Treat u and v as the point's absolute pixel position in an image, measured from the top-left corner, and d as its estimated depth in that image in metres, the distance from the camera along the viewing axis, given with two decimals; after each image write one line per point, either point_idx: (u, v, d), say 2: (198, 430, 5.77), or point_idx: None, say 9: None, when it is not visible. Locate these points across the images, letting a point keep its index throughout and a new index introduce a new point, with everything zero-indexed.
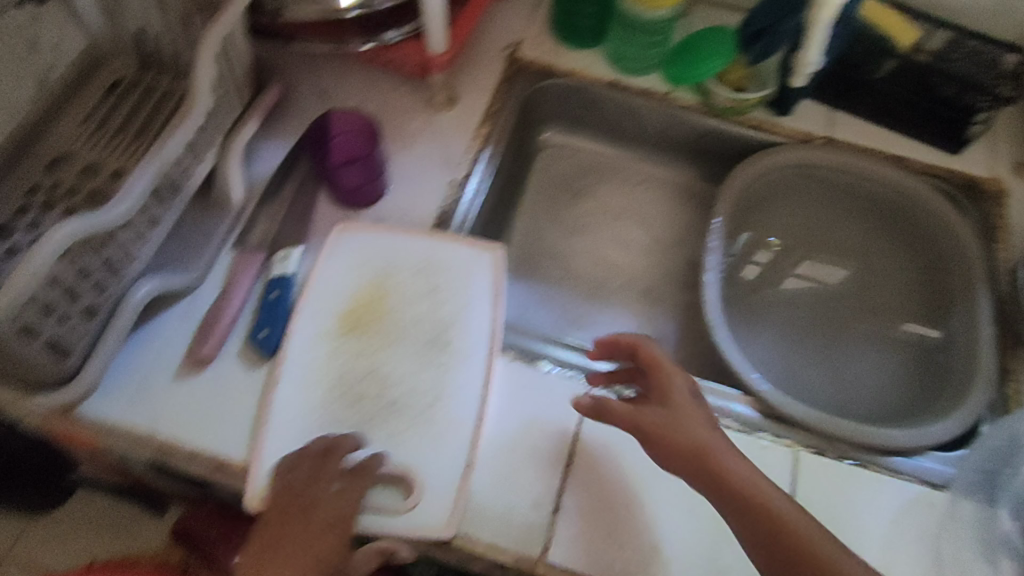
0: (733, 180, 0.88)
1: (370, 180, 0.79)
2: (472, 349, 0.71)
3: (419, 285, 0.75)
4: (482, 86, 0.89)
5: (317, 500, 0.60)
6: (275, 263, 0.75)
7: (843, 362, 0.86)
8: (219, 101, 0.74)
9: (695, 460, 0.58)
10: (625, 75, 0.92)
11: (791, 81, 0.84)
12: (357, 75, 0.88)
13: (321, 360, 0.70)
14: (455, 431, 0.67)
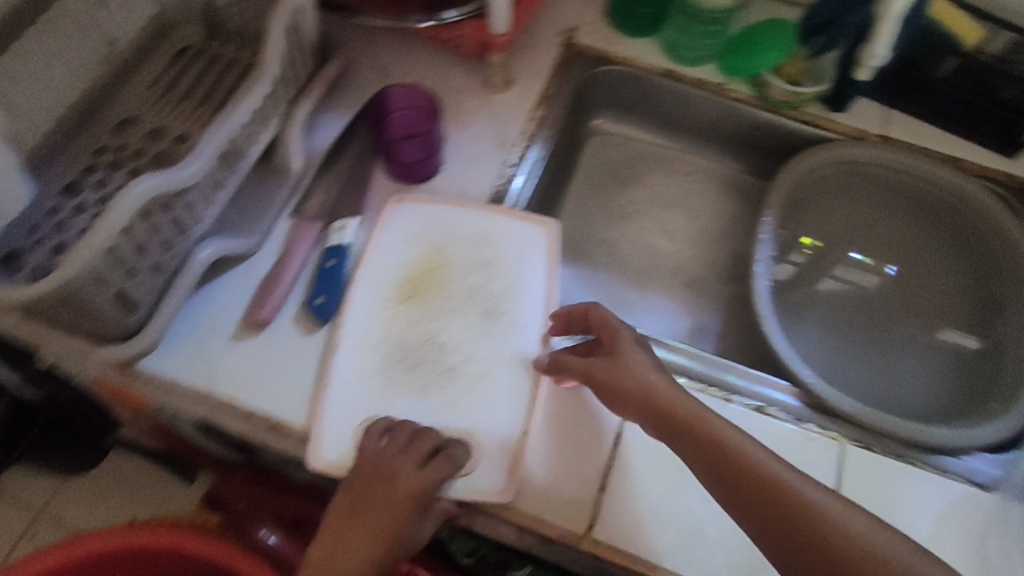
0: (785, 175, 0.88)
1: (427, 156, 0.80)
2: (528, 321, 0.72)
3: (475, 257, 0.76)
4: (538, 69, 0.90)
5: (397, 476, 0.59)
6: (331, 232, 0.76)
7: (888, 360, 0.86)
8: (286, 71, 0.75)
9: (730, 457, 0.57)
10: (680, 65, 0.92)
11: (855, 76, 0.82)
12: (416, 54, 0.89)
13: (378, 327, 0.72)
14: (510, 399, 0.68)
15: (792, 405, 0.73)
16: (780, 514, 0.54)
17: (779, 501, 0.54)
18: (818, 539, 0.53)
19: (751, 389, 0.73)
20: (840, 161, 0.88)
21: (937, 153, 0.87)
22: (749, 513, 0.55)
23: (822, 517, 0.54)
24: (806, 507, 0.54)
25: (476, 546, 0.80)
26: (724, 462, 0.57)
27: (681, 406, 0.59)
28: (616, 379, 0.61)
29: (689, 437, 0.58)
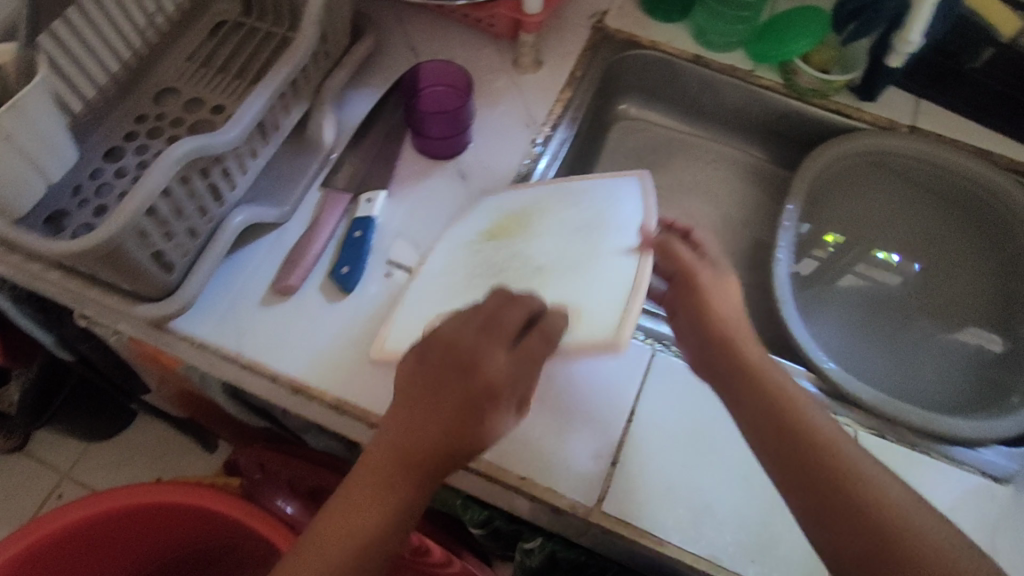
0: (815, 159, 0.88)
1: (452, 134, 0.81)
2: (624, 227, 0.69)
3: (566, 194, 0.74)
4: (567, 52, 0.90)
5: (482, 362, 0.54)
6: (359, 205, 0.78)
7: (908, 356, 0.86)
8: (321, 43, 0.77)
9: (790, 423, 0.57)
10: (709, 51, 0.92)
11: (888, 63, 0.82)
12: (447, 32, 0.90)
13: (462, 255, 0.73)
14: (599, 290, 0.65)
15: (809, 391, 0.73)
16: (841, 495, 0.53)
17: (836, 476, 0.54)
18: (883, 528, 0.51)
19: None
20: (868, 151, 0.88)
21: (965, 145, 0.86)
22: (805, 486, 0.54)
23: (892, 503, 0.52)
24: (874, 495, 0.53)
25: (488, 517, 0.81)
26: (786, 432, 0.56)
27: (760, 373, 0.59)
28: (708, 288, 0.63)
29: (759, 392, 0.58)
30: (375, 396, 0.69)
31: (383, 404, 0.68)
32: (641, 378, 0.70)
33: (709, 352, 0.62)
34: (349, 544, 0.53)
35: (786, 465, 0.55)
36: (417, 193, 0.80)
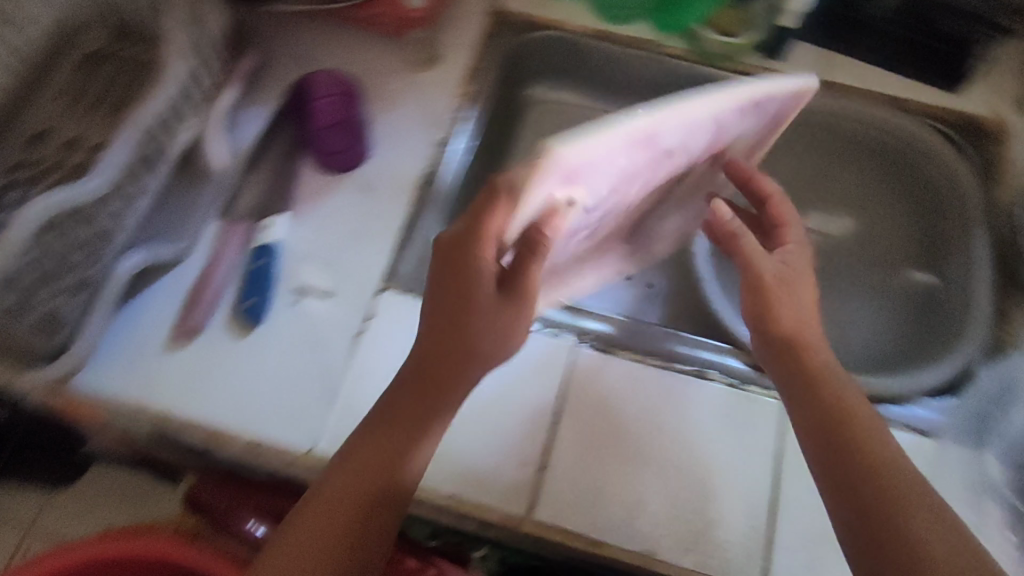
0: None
1: (352, 144, 0.78)
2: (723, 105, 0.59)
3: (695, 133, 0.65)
4: (463, 42, 0.87)
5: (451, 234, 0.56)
6: (258, 231, 0.75)
7: (840, 313, 0.84)
8: (200, 65, 0.72)
9: (831, 421, 0.58)
10: (611, 26, 0.89)
11: (778, 23, 0.83)
12: (334, 34, 0.85)
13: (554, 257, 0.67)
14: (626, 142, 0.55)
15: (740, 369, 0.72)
16: (870, 492, 0.53)
17: (884, 486, 0.53)
18: (914, 535, 0.50)
19: (697, 358, 0.73)
20: None
21: (875, 95, 0.85)
22: (847, 492, 0.54)
23: (938, 516, 0.51)
24: (897, 493, 0.52)
25: (435, 531, 0.80)
26: (841, 437, 0.57)
27: (812, 368, 0.61)
28: (784, 282, 0.65)
29: (835, 401, 0.59)
30: (293, 428, 0.67)
31: (301, 436, 0.66)
32: (565, 378, 0.69)
33: (777, 355, 0.63)
34: (343, 513, 0.53)
35: (838, 466, 0.56)
36: (318, 212, 0.77)
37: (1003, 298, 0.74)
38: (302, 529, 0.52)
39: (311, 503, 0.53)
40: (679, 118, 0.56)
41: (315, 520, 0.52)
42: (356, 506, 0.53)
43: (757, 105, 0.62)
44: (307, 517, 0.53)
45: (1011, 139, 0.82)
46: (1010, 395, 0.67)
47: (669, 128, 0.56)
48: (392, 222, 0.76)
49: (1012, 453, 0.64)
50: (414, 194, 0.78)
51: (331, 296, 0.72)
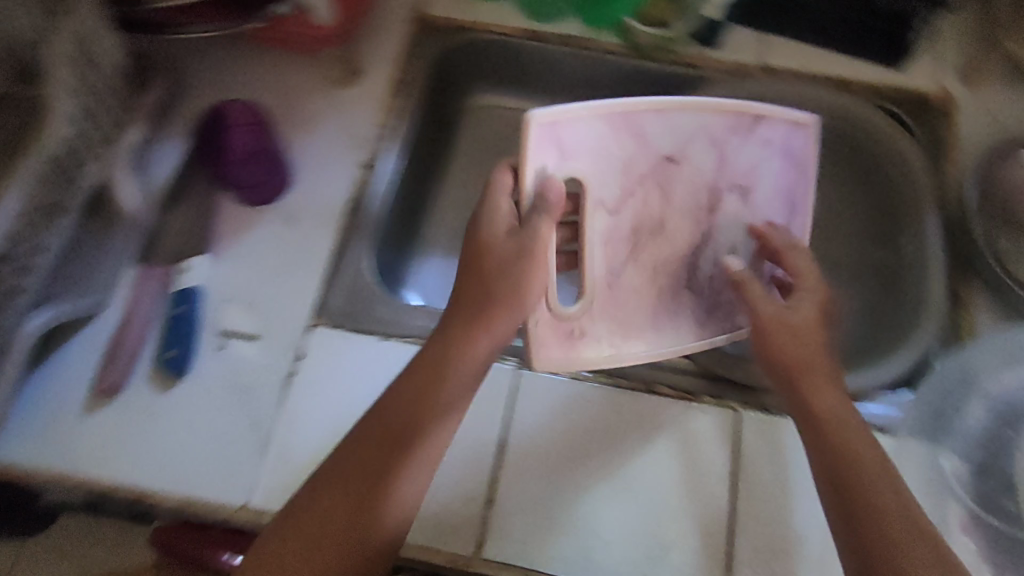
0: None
1: (271, 173, 0.75)
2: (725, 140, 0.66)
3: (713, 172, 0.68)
4: (385, 53, 0.83)
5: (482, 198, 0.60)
6: (176, 276, 0.71)
7: None
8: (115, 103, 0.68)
9: (830, 445, 0.55)
10: (538, 24, 0.85)
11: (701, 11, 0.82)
12: (249, 58, 0.81)
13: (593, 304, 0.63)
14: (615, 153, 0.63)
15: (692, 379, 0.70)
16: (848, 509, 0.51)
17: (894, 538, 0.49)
18: None
19: (647, 372, 0.70)
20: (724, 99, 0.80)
21: (821, 76, 0.81)
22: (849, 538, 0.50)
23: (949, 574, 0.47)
24: (877, 508, 0.50)
25: None
26: (851, 481, 0.52)
27: (817, 393, 0.57)
28: (793, 327, 0.60)
29: (850, 443, 0.54)
30: (224, 484, 0.63)
31: (233, 491, 0.63)
32: (507, 405, 0.66)
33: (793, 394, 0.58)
34: (358, 486, 0.51)
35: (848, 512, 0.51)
36: (240, 251, 0.73)
37: (956, 281, 0.71)
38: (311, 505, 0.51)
39: (324, 476, 0.52)
40: (661, 116, 0.64)
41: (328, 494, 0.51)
42: (374, 480, 0.52)
43: (763, 137, 0.67)
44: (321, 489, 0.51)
45: (959, 112, 0.78)
46: (967, 382, 0.64)
47: (652, 120, 0.64)
48: (321, 256, 0.73)
49: (968, 445, 0.62)
50: (342, 221, 0.75)
51: (257, 339, 0.69)
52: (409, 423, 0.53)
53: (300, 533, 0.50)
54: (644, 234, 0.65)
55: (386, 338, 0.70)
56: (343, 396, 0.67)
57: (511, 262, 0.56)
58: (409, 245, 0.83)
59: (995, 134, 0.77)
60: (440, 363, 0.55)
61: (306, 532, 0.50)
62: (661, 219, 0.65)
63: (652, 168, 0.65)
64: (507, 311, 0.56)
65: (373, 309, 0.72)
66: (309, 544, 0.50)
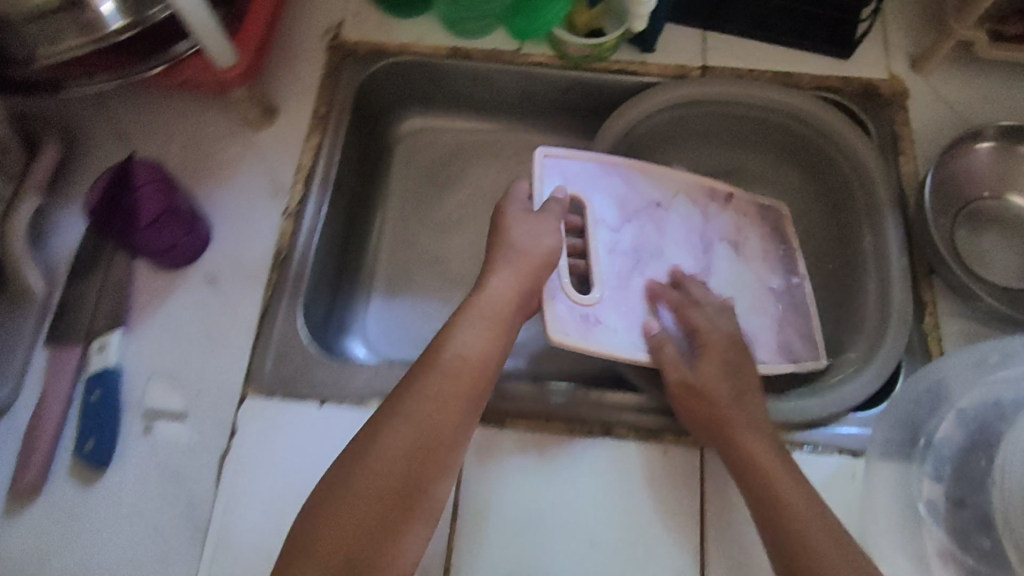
0: (614, 126, 0.75)
1: (186, 234, 0.68)
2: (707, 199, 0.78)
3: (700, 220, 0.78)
4: (304, 87, 0.78)
5: (511, 213, 0.65)
6: (91, 357, 0.66)
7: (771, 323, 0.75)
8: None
9: (755, 482, 0.55)
10: (464, 40, 0.79)
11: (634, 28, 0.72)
12: (157, 105, 0.76)
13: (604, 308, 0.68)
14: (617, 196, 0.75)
15: (655, 416, 0.65)
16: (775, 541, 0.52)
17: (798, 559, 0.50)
18: None
19: (606, 412, 0.65)
20: (667, 107, 0.75)
21: (764, 73, 0.77)
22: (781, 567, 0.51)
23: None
24: (794, 536, 0.51)
25: None
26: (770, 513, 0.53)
27: (742, 437, 0.57)
28: (692, 384, 0.61)
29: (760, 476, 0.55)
30: None
31: None
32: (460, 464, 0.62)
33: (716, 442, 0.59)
34: (428, 410, 0.53)
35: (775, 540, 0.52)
36: (159, 323, 0.68)
37: (919, 283, 0.68)
38: (383, 433, 0.52)
39: (392, 406, 0.54)
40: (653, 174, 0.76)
41: (401, 419, 0.53)
42: (443, 405, 0.54)
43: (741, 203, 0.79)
44: (394, 416, 0.53)
45: (911, 100, 0.75)
46: (937, 397, 0.60)
47: (642, 172, 0.76)
48: (248, 318, 0.68)
49: (943, 465, 0.58)
50: (270, 276, 0.70)
51: (187, 417, 0.64)
52: (469, 351, 0.57)
53: (376, 458, 0.51)
54: (645, 255, 0.74)
55: (325, 403, 0.64)
56: (281, 472, 0.62)
57: (529, 223, 0.64)
58: (348, 289, 0.78)
59: (946, 121, 0.75)
60: (488, 300, 0.60)
61: (384, 455, 0.51)
62: (658, 247, 0.75)
63: (645, 207, 0.76)
64: (533, 256, 0.62)
65: (307, 370, 0.66)
66: (388, 466, 0.51)
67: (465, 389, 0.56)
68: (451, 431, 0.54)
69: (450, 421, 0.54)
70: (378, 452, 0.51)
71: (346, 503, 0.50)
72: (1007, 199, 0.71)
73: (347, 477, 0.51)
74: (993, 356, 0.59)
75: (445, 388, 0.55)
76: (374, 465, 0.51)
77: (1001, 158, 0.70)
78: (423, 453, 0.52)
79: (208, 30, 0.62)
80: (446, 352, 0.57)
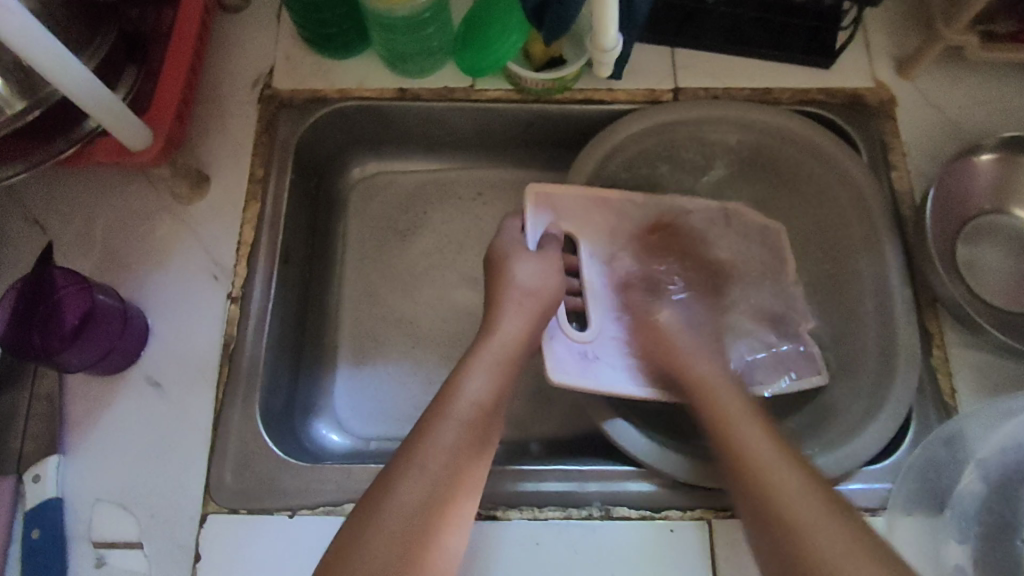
0: (585, 163, 0.68)
1: (119, 338, 0.61)
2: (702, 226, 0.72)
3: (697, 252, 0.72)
4: (237, 146, 0.70)
5: (511, 255, 0.62)
6: (27, 487, 0.59)
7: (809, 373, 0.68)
8: None
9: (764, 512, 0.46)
10: (411, 80, 0.71)
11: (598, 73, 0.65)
12: (72, 185, 0.68)
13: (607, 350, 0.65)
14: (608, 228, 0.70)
15: (655, 491, 0.59)
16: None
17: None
18: None
19: (603, 492, 0.60)
20: (642, 135, 0.68)
21: (742, 90, 0.71)
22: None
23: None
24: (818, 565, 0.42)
25: None
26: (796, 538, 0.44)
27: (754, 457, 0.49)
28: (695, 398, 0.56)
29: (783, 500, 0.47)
30: None
31: None
32: None
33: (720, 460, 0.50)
34: (441, 464, 0.49)
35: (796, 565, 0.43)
36: (100, 438, 0.61)
37: (925, 313, 0.63)
38: (394, 488, 0.47)
39: (401, 460, 0.49)
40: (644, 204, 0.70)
41: (411, 472, 0.48)
42: (456, 458, 0.50)
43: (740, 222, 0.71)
44: (406, 468, 0.48)
45: (899, 109, 0.70)
46: (954, 449, 0.55)
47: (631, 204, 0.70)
48: (199, 421, 0.61)
49: (969, 528, 0.54)
50: (219, 370, 0.63)
51: (139, 545, 0.58)
52: (482, 401, 0.53)
53: (385, 515, 0.46)
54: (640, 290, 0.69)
55: (295, 514, 0.58)
56: None
57: (533, 260, 0.62)
58: (309, 369, 0.70)
59: (940, 130, 0.69)
60: (499, 344, 0.56)
61: (394, 511, 0.46)
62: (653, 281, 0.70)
63: (635, 236, 0.70)
64: (538, 296, 0.60)
65: (272, 477, 0.59)
66: (399, 525, 0.46)
67: (478, 440, 0.52)
68: (462, 487, 0.49)
69: (463, 476, 0.50)
70: (386, 511, 0.46)
71: (349, 563, 0.44)
72: (1011, 213, 0.66)
73: (353, 537, 0.45)
74: (1007, 404, 0.55)
75: (459, 439, 0.50)
76: (384, 522, 0.45)
77: (1001, 170, 0.66)
78: (435, 510, 0.47)
79: (112, 113, 0.55)
80: (457, 400, 0.53)
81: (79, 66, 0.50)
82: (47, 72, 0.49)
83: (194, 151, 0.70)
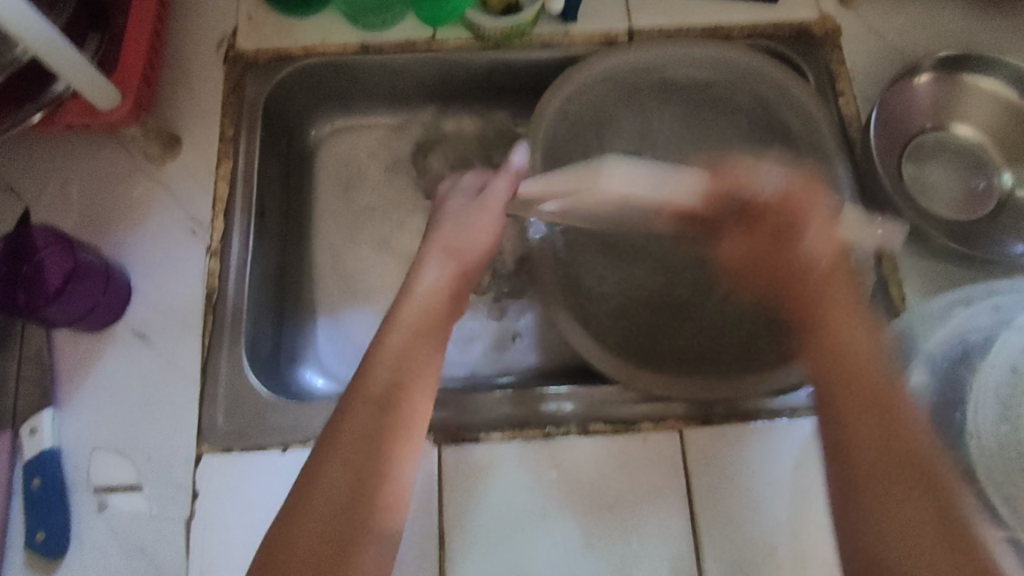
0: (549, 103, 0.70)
1: (104, 291, 0.63)
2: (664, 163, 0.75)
3: None
4: (207, 106, 0.71)
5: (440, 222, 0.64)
6: (23, 440, 0.60)
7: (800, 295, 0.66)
8: None
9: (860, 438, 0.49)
10: (373, 33, 0.73)
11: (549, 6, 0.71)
12: (46, 152, 0.69)
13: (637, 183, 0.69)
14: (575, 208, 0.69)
15: (628, 406, 0.63)
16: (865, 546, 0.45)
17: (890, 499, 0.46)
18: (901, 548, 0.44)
19: (581, 411, 0.63)
20: (601, 74, 0.71)
21: (693, 28, 0.74)
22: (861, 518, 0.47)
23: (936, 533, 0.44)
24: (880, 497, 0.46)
25: None
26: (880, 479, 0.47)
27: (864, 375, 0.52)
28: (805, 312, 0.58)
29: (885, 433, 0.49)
30: None
31: None
32: (438, 487, 0.60)
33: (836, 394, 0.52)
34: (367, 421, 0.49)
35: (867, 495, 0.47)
36: (93, 391, 0.63)
37: None
38: (310, 490, 0.46)
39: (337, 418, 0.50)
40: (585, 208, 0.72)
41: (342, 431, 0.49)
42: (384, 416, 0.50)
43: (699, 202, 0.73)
44: (327, 456, 0.47)
45: (844, 38, 0.73)
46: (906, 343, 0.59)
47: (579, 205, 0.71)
48: (189, 369, 0.63)
49: None
50: (204, 320, 0.65)
51: (139, 488, 0.60)
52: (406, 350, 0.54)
53: (301, 518, 0.45)
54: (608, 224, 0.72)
55: (287, 448, 0.61)
56: (250, 530, 0.58)
57: (451, 214, 0.65)
58: (294, 320, 0.73)
59: (882, 56, 0.73)
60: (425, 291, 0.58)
61: (327, 467, 0.47)
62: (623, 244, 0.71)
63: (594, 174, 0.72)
64: (455, 250, 0.63)
65: (263, 417, 0.62)
66: (335, 480, 0.47)
67: (401, 414, 0.50)
68: (385, 466, 0.48)
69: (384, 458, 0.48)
70: (305, 513, 0.45)
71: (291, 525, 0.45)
72: (952, 130, 0.70)
73: (300, 493, 0.47)
74: (953, 298, 0.60)
75: (375, 419, 0.49)
76: (322, 478, 0.47)
77: (940, 90, 0.70)
78: (355, 501, 0.46)
79: (78, 69, 0.56)
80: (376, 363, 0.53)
81: (42, 19, 0.51)
82: (15, 27, 0.50)
83: (165, 114, 0.71)
